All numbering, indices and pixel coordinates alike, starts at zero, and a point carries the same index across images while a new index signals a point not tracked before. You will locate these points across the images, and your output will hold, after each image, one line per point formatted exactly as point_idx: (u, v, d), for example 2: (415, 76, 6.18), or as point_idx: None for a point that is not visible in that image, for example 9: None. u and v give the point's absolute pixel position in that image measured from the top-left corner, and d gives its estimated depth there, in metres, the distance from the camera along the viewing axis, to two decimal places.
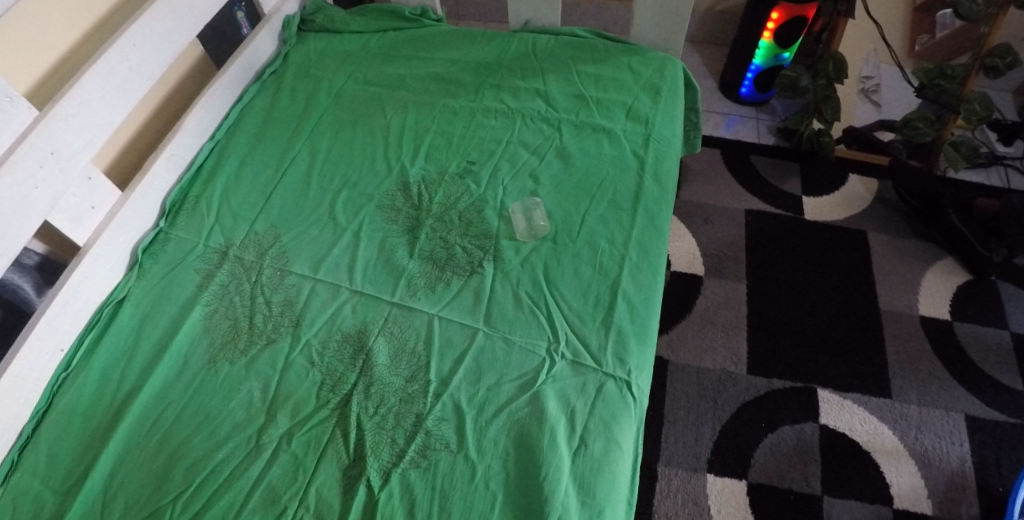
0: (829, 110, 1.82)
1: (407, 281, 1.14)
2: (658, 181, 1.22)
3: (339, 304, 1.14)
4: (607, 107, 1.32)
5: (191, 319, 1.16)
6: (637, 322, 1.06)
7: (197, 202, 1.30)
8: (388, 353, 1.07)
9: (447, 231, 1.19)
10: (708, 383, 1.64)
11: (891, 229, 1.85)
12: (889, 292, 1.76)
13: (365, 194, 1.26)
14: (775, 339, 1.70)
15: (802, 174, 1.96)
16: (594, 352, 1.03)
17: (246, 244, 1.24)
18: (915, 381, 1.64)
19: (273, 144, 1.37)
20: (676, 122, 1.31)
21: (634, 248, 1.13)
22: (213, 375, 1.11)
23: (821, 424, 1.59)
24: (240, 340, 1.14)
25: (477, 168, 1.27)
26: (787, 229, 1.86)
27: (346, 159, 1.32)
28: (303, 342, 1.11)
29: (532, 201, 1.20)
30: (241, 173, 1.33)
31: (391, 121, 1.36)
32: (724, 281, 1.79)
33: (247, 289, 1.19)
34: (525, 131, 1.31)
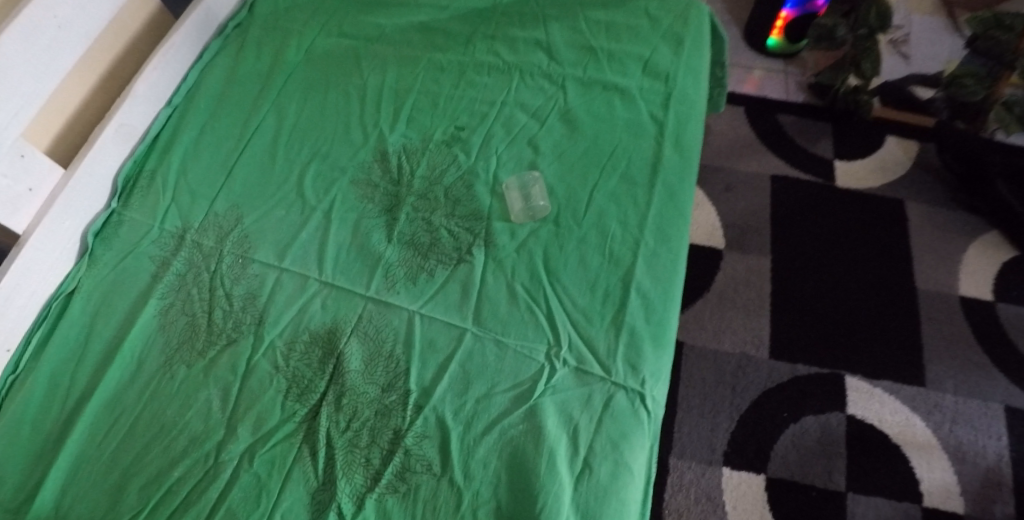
0: (868, 64, 1.63)
1: (384, 271, 0.98)
2: (680, 148, 1.05)
3: (307, 298, 0.99)
4: (620, 61, 1.14)
5: (145, 316, 1.02)
6: (652, 321, 0.91)
7: (153, 178, 1.14)
8: (362, 357, 0.93)
9: (432, 211, 1.03)
10: (726, 368, 1.50)
11: (929, 197, 1.68)
12: (926, 268, 1.60)
13: (337, 167, 1.10)
14: (801, 320, 1.55)
15: (834, 135, 1.78)
16: (601, 358, 0.88)
17: (205, 227, 1.08)
18: (952, 367, 1.50)
19: (237, 110, 1.20)
20: (701, 78, 1.13)
21: (650, 231, 0.97)
22: (168, 381, 0.97)
23: (848, 415, 1.45)
24: (198, 339, 1.00)
25: (468, 134, 1.10)
26: (816, 197, 1.68)
27: (318, 125, 1.15)
28: (268, 343, 0.97)
29: (530, 175, 1.04)
30: (201, 144, 1.17)
31: (368, 80, 1.18)
32: (745, 255, 1.62)
33: (206, 279, 1.04)
34: (524, 91, 1.13)
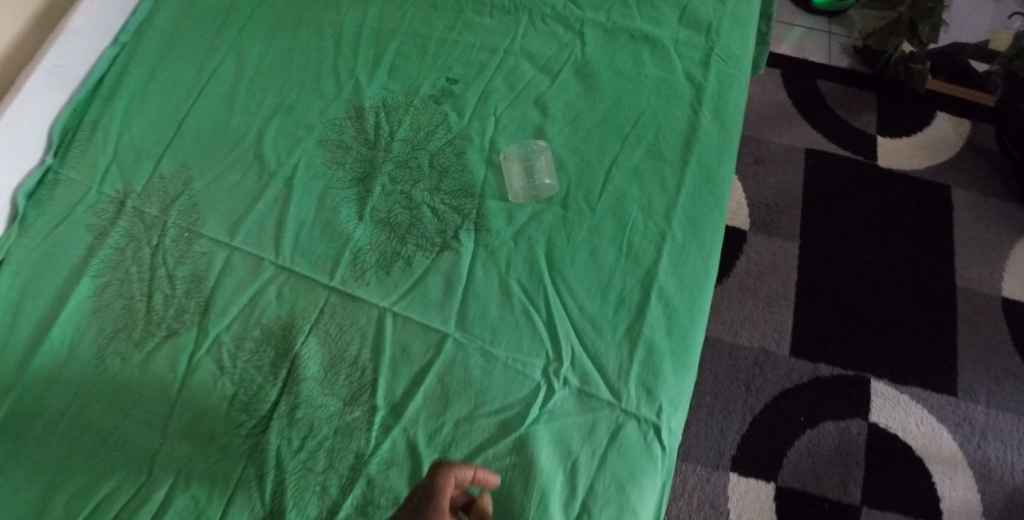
0: (926, 27, 1.47)
1: (352, 256, 0.82)
2: (720, 119, 0.86)
3: (260, 285, 0.83)
4: (652, 5, 0.95)
5: (78, 296, 0.87)
6: (675, 336, 0.74)
7: (95, 129, 0.98)
8: (321, 362, 0.77)
9: (412, 183, 0.85)
10: (741, 364, 1.36)
11: (974, 184, 1.52)
12: (967, 263, 1.44)
13: (304, 124, 0.92)
14: (828, 315, 1.39)
15: (879, 106, 1.59)
16: (610, 379, 0.72)
17: (149, 193, 0.92)
18: (986, 376, 1.35)
19: (192, 49, 1.02)
20: (749, 31, 0.94)
21: (679, 221, 0.80)
22: (100, 375, 0.83)
23: (871, 422, 1.31)
24: (134, 328, 0.85)
25: (462, 89, 0.91)
26: (852, 177, 1.51)
27: (285, 71, 0.97)
28: (213, 337, 0.82)
29: (535, 144, 0.86)
30: (148, 91, 1.00)
31: (347, 18, 0.99)
32: (770, 238, 1.46)
33: (147, 256, 0.89)
34: (532, 38, 0.94)
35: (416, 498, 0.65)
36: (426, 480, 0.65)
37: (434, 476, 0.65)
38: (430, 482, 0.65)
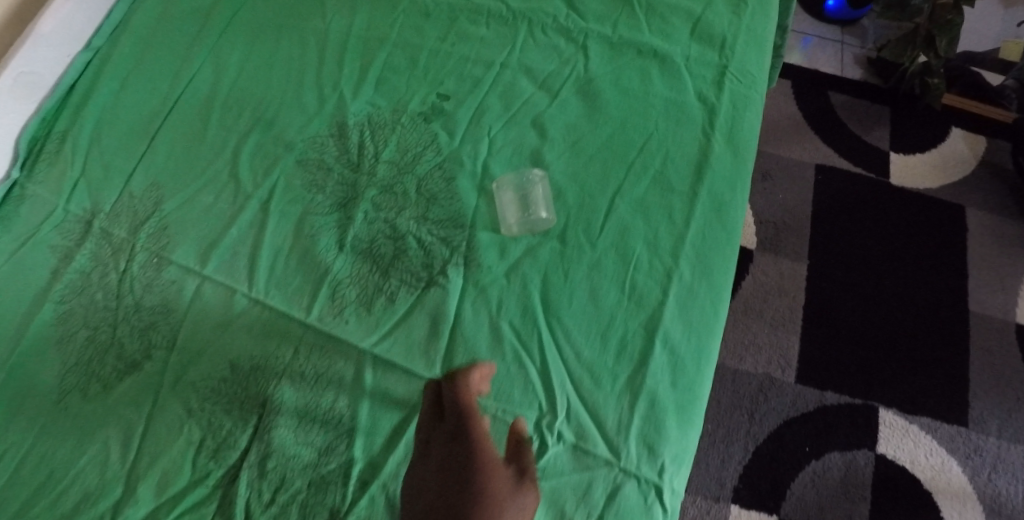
0: (944, 41, 1.41)
1: (331, 290, 0.76)
2: (733, 144, 0.80)
3: (231, 319, 0.77)
4: (661, 17, 0.88)
5: (38, 325, 0.81)
6: (679, 388, 0.68)
7: (64, 141, 0.91)
8: (295, 407, 0.72)
9: (397, 211, 0.79)
10: (745, 391, 1.30)
11: (989, 204, 1.46)
12: (980, 287, 1.38)
13: (282, 141, 0.85)
14: (835, 340, 1.33)
15: (892, 121, 1.53)
16: (609, 435, 0.67)
17: (117, 213, 0.86)
18: (999, 406, 1.29)
19: (168, 55, 0.95)
20: (766, 48, 0.87)
21: (686, 259, 0.73)
22: (62, 412, 0.76)
23: (879, 454, 1.25)
24: (99, 361, 0.78)
25: (454, 106, 0.84)
26: (862, 195, 1.45)
27: (264, 81, 0.90)
28: (181, 375, 0.76)
29: (531, 174, 0.79)
30: (120, 101, 0.93)
31: (331, 24, 0.93)
32: (777, 258, 1.40)
33: (113, 282, 0.82)
34: (532, 50, 0.87)
35: (439, 414, 0.64)
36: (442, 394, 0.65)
37: (455, 390, 0.64)
38: (454, 396, 0.64)
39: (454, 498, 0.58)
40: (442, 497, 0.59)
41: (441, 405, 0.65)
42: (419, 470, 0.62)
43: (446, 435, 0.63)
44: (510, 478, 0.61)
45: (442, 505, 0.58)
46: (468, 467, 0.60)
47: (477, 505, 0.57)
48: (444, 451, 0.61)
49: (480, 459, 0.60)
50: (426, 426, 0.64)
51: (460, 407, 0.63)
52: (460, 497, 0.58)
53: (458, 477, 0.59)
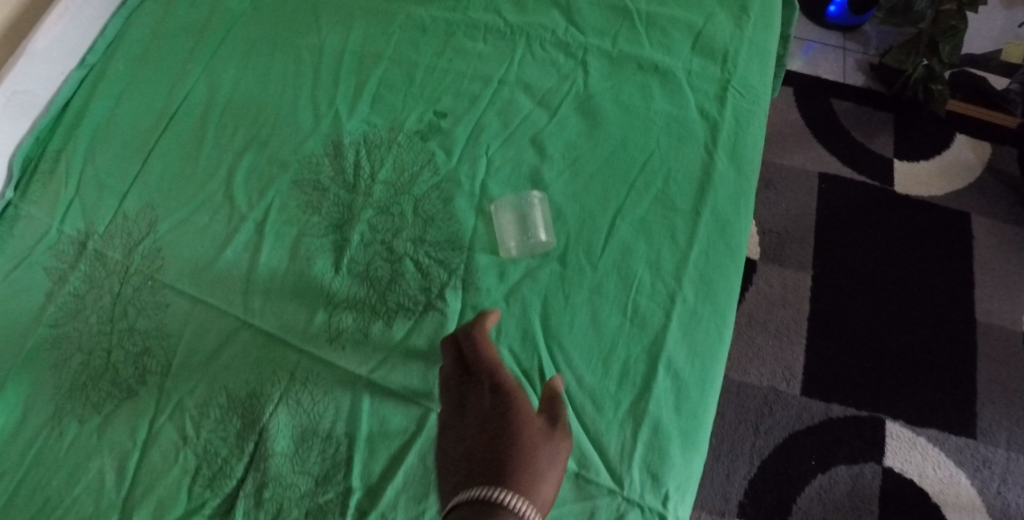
0: (948, 48, 1.40)
1: (327, 315, 0.75)
2: (737, 161, 0.78)
3: (226, 345, 0.75)
4: (662, 30, 0.86)
5: (32, 351, 0.79)
6: (684, 414, 0.67)
7: (58, 160, 0.89)
8: (291, 436, 0.70)
9: (394, 233, 0.78)
10: (750, 404, 1.27)
11: (995, 211, 1.44)
12: (988, 296, 1.36)
13: (277, 160, 0.84)
14: (841, 351, 1.31)
15: (895, 128, 1.52)
16: (612, 463, 0.65)
17: (111, 234, 0.84)
18: (1009, 417, 1.27)
19: (161, 72, 0.93)
20: (769, 61, 0.86)
21: (690, 281, 0.72)
22: (55, 441, 0.75)
23: (886, 466, 1.22)
24: (93, 387, 0.77)
25: (451, 124, 0.83)
26: (866, 203, 1.43)
27: (259, 99, 0.89)
28: (175, 402, 0.74)
29: (530, 195, 0.77)
30: (114, 119, 0.91)
31: (326, 40, 0.91)
32: (781, 269, 1.38)
33: (107, 306, 0.80)
34: (530, 66, 0.86)
35: (465, 373, 0.63)
36: (467, 353, 0.64)
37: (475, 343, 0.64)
38: (474, 349, 0.63)
39: (491, 442, 0.55)
40: (479, 444, 0.56)
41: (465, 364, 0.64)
42: (451, 424, 0.59)
43: (476, 389, 0.61)
44: (544, 424, 0.58)
45: (480, 451, 0.55)
46: (502, 413, 0.58)
47: (511, 449, 0.55)
48: (476, 402, 0.59)
49: (513, 404, 0.58)
50: (454, 384, 0.62)
51: (487, 362, 0.62)
52: (497, 440, 0.55)
53: (493, 424, 0.57)
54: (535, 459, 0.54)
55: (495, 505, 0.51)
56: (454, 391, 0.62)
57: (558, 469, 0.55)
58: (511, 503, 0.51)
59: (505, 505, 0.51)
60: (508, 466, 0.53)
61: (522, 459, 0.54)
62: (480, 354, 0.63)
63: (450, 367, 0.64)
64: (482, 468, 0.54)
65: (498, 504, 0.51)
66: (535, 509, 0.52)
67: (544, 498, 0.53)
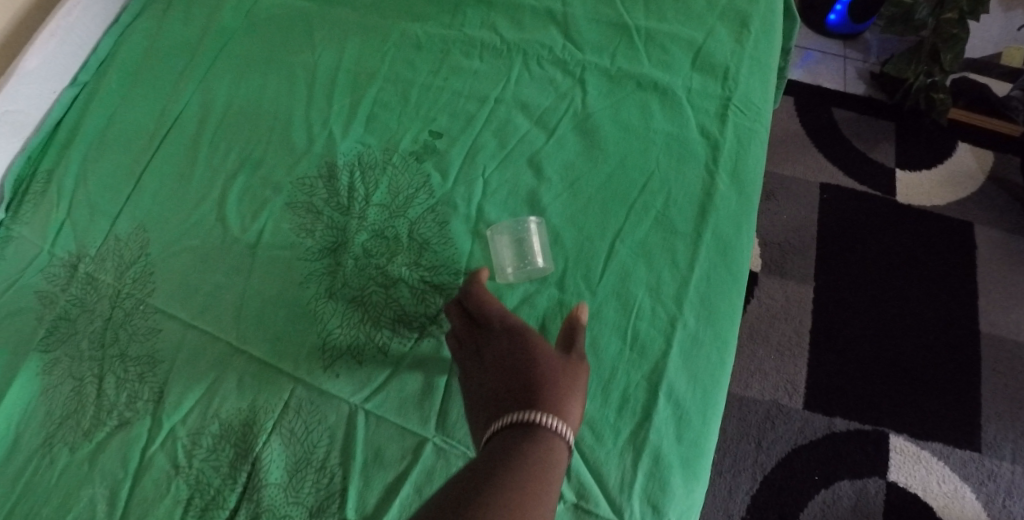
0: (949, 56, 1.38)
1: (321, 342, 0.74)
2: (738, 181, 0.77)
3: (219, 372, 0.74)
4: (661, 45, 0.85)
5: (23, 376, 0.77)
6: (685, 443, 0.66)
7: (50, 181, 0.88)
8: (285, 466, 0.69)
9: (389, 257, 0.77)
10: (752, 418, 1.25)
11: (998, 221, 1.43)
12: (991, 307, 1.35)
13: (271, 182, 0.83)
14: (844, 364, 1.29)
15: (897, 137, 1.50)
16: (611, 494, 0.64)
17: (103, 255, 0.82)
18: (1014, 429, 1.25)
19: (155, 91, 0.92)
20: (770, 78, 0.84)
21: (691, 306, 0.71)
22: (45, 469, 0.73)
23: (891, 481, 1.20)
24: (85, 413, 0.75)
25: (447, 145, 0.82)
26: (869, 214, 1.42)
27: (253, 118, 0.87)
28: (167, 430, 0.72)
29: (527, 222, 0.76)
30: (107, 138, 0.89)
31: (321, 57, 0.90)
32: (783, 281, 1.37)
33: (98, 330, 0.78)
34: (527, 84, 0.85)
35: (473, 324, 0.67)
36: (469, 305, 0.68)
37: (477, 297, 0.68)
38: (479, 303, 0.67)
39: (513, 369, 0.60)
40: (501, 375, 0.60)
41: (471, 318, 0.68)
42: (471, 368, 0.63)
43: (486, 335, 0.65)
44: (559, 352, 0.62)
45: (504, 382, 0.59)
46: (517, 347, 0.62)
47: (539, 371, 0.59)
48: (489, 343, 0.64)
49: (526, 338, 0.63)
50: (464, 334, 0.66)
51: (491, 310, 0.66)
52: (520, 373, 0.59)
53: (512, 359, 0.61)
54: (557, 376, 0.59)
55: (530, 417, 0.55)
56: (466, 341, 0.66)
57: (582, 388, 0.60)
58: (547, 419, 0.56)
59: (543, 422, 0.55)
60: (537, 388, 0.57)
61: (548, 381, 0.58)
62: (481, 304, 0.67)
63: (456, 320, 0.68)
64: (511, 397, 0.58)
65: (536, 423, 0.55)
66: (568, 416, 0.57)
67: (576, 413, 0.58)
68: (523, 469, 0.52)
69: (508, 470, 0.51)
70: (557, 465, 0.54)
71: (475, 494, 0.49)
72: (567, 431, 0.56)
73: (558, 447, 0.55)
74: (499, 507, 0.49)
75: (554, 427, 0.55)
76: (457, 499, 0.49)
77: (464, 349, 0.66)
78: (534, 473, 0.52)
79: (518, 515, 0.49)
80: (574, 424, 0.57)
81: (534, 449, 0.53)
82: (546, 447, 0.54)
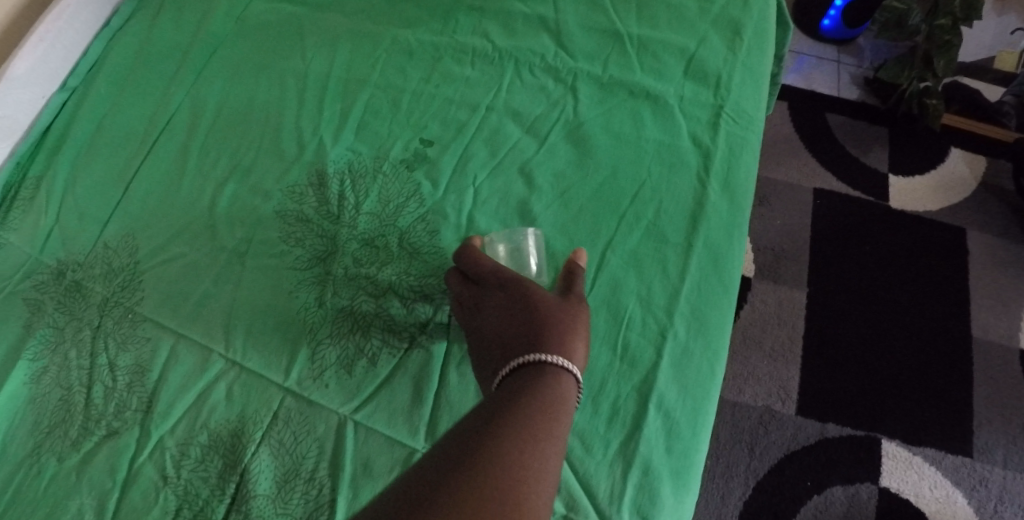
0: (943, 62, 1.38)
1: (310, 352, 0.73)
2: (730, 191, 0.77)
3: (208, 382, 0.73)
4: (653, 53, 0.85)
5: (11, 383, 0.76)
6: (675, 454, 0.65)
7: (39, 187, 0.87)
8: (273, 477, 0.69)
9: (379, 266, 0.77)
10: (745, 424, 1.25)
11: (990, 226, 1.43)
12: (984, 313, 1.35)
13: (261, 190, 0.82)
14: (837, 370, 1.29)
15: (890, 142, 1.51)
16: (601, 506, 0.63)
17: (92, 263, 0.81)
18: (1006, 434, 1.25)
19: (145, 96, 0.91)
20: (762, 85, 0.84)
21: (682, 317, 0.71)
22: (32, 479, 0.72)
23: (882, 487, 1.20)
24: (73, 422, 0.74)
25: (437, 153, 0.82)
26: (861, 220, 1.42)
27: (243, 126, 0.87)
28: (155, 441, 0.72)
29: (524, 234, 0.74)
30: (97, 144, 0.89)
31: (311, 64, 0.90)
32: (776, 286, 1.37)
33: (87, 340, 0.78)
34: (518, 92, 0.85)
35: (472, 283, 0.70)
36: (466, 266, 0.71)
37: (473, 256, 0.71)
38: (476, 261, 0.70)
39: (518, 323, 0.64)
40: (506, 329, 0.64)
41: (468, 278, 0.71)
42: (474, 325, 0.67)
43: (485, 292, 0.68)
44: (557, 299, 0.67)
45: (510, 334, 0.64)
46: (517, 300, 0.66)
47: (542, 320, 0.63)
48: (489, 300, 0.67)
49: (524, 291, 0.67)
50: (464, 292, 0.70)
51: (486, 266, 0.70)
52: (524, 324, 0.64)
53: (514, 311, 0.65)
54: (559, 321, 0.64)
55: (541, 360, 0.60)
56: (466, 300, 0.69)
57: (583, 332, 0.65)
58: (555, 360, 0.60)
59: (550, 362, 0.60)
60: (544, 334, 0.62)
61: (551, 326, 0.63)
62: (477, 262, 0.70)
63: (456, 282, 0.71)
64: (517, 344, 0.62)
65: (545, 363, 0.60)
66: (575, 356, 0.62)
67: (581, 353, 0.62)
68: (535, 403, 0.56)
69: (521, 405, 0.56)
70: (566, 399, 0.59)
71: (492, 426, 0.54)
72: (575, 368, 0.61)
73: (566, 383, 0.59)
74: (516, 434, 0.53)
75: (562, 366, 0.60)
76: (477, 431, 0.53)
77: (464, 306, 0.70)
78: (547, 404, 0.57)
79: (532, 438, 0.53)
80: (579, 364, 0.62)
81: (544, 386, 0.58)
82: (556, 381, 0.59)
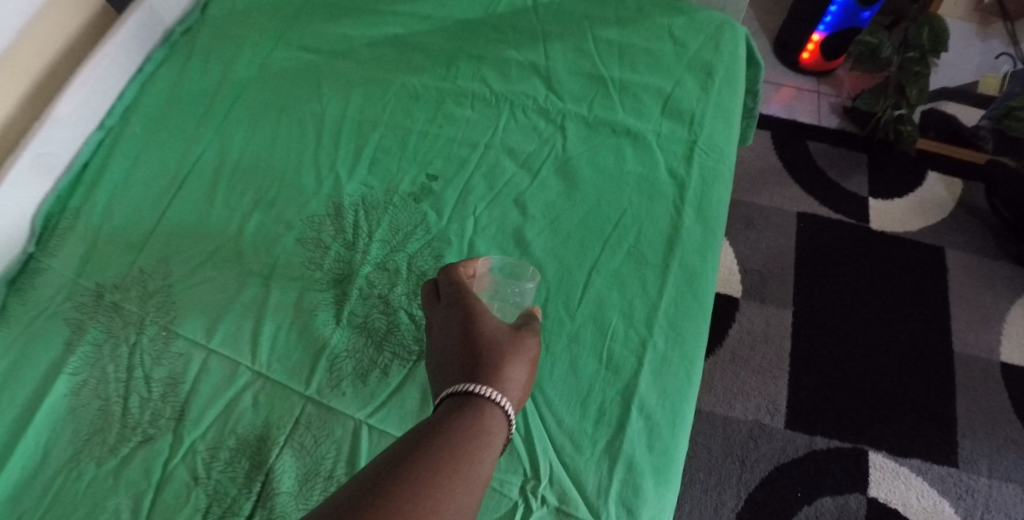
0: (914, 91, 1.47)
1: (329, 363, 0.82)
2: (703, 217, 0.85)
3: (235, 392, 0.81)
4: (634, 94, 0.94)
5: (55, 394, 0.82)
6: (656, 450, 0.73)
7: (78, 217, 0.94)
8: (296, 475, 0.76)
9: (390, 288, 0.86)
10: (737, 438, 1.30)
11: (968, 247, 1.51)
12: (964, 328, 1.42)
13: (283, 220, 0.91)
14: (823, 385, 1.36)
15: (869, 167, 1.59)
16: (590, 498, 0.70)
17: (127, 286, 0.89)
18: (988, 445, 1.31)
19: (175, 135, 1.00)
20: (732, 122, 0.94)
21: (660, 329, 0.79)
22: (73, 482, 0.78)
23: (870, 497, 1.26)
24: (110, 431, 0.80)
25: (441, 186, 0.91)
26: (844, 243, 1.50)
27: (266, 163, 0.96)
28: (187, 446, 0.79)
29: (527, 274, 0.80)
30: (133, 177, 0.97)
31: (327, 106, 0.99)
32: (763, 306, 1.44)
33: (124, 356, 0.85)
34: (513, 131, 0.94)
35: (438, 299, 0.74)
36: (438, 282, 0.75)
37: (446, 274, 0.74)
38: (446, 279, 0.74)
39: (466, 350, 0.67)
40: (455, 353, 0.67)
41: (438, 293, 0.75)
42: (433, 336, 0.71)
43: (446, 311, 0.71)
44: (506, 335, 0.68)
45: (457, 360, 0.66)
46: (470, 328, 0.68)
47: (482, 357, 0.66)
48: (447, 318, 0.71)
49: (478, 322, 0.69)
50: (427, 303, 0.75)
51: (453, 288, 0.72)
52: (466, 355, 0.66)
53: (461, 334, 0.68)
54: (498, 361, 0.65)
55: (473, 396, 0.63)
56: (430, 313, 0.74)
57: (525, 358, 0.67)
58: (481, 392, 0.63)
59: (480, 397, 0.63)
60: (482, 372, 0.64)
61: (489, 350, 0.66)
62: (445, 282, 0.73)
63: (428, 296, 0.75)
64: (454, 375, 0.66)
65: (469, 393, 0.63)
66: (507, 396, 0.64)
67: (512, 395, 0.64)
68: (457, 434, 0.59)
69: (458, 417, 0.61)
70: (490, 434, 0.61)
71: (416, 456, 0.57)
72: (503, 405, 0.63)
73: (491, 417, 0.62)
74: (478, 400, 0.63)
75: (487, 396, 0.63)
76: (396, 466, 0.56)
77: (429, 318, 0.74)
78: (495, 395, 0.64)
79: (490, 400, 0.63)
80: (512, 394, 0.65)
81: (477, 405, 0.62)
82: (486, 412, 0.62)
